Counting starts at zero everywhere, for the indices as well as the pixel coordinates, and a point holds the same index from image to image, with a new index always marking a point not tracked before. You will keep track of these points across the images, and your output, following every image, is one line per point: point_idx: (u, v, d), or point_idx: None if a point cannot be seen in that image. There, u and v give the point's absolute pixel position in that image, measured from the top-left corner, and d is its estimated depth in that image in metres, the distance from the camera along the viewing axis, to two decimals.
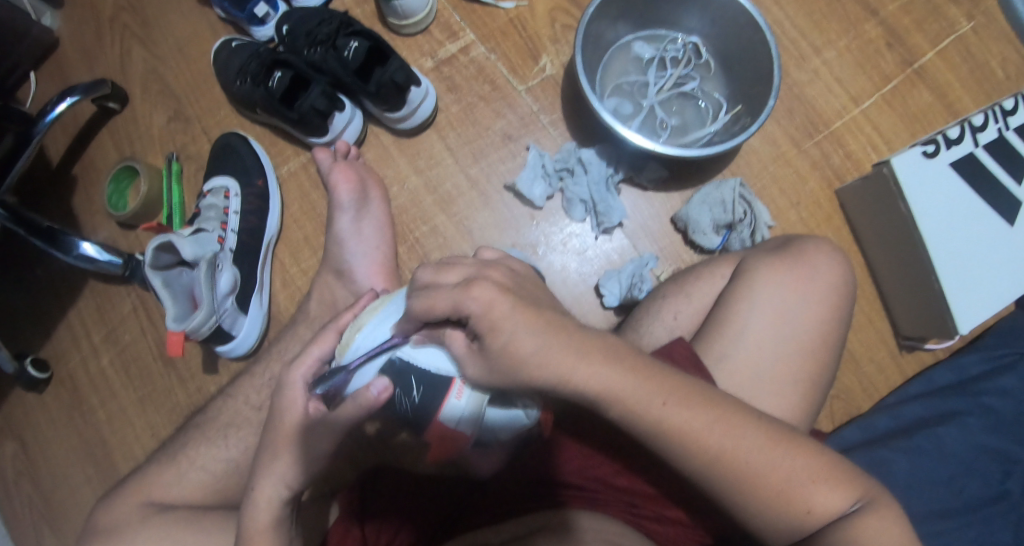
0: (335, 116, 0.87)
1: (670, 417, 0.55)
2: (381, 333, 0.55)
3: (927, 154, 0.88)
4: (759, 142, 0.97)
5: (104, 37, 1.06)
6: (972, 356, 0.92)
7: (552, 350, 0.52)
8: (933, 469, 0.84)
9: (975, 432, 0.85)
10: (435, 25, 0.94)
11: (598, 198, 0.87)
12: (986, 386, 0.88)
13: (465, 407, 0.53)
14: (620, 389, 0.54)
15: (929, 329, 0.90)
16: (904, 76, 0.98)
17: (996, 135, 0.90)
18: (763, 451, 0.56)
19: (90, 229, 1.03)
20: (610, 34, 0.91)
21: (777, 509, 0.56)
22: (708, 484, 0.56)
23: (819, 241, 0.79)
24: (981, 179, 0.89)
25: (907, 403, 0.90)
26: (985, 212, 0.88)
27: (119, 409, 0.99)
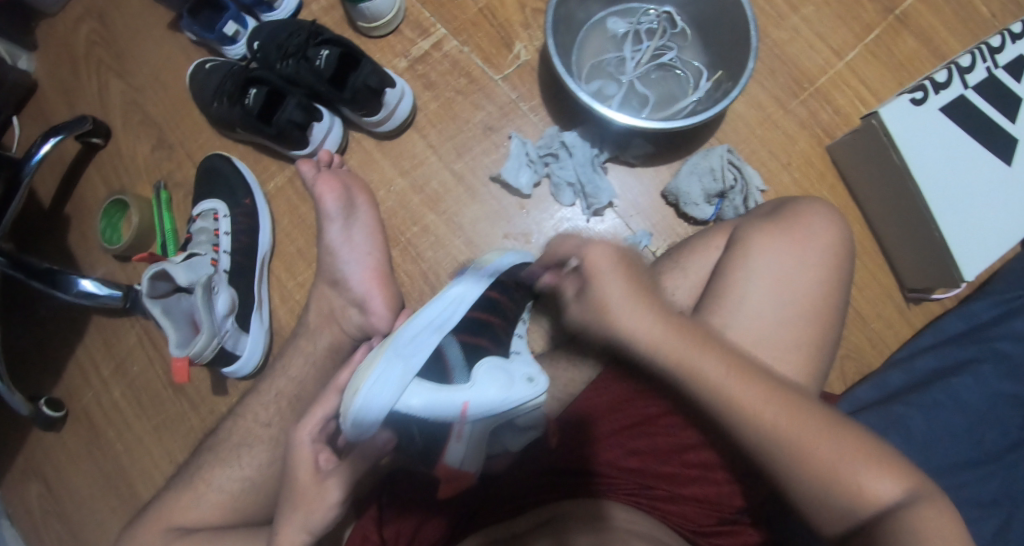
0: (313, 127, 0.88)
1: (731, 384, 0.54)
2: (389, 386, 0.60)
3: (915, 101, 0.86)
4: (744, 106, 0.95)
5: (82, 73, 1.07)
6: (981, 301, 0.90)
7: (640, 312, 0.55)
8: (951, 421, 0.83)
9: (990, 379, 0.84)
10: (405, 24, 0.94)
11: (585, 179, 0.86)
12: (998, 331, 0.86)
13: (468, 450, 0.64)
14: (683, 349, 0.55)
15: (933, 278, 0.89)
16: (887, 24, 0.96)
17: (985, 75, 0.88)
18: (814, 430, 0.53)
19: (89, 265, 1.04)
20: (581, 13, 0.89)
21: (832, 488, 0.52)
22: (763, 459, 0.54)
23: (813, 202, 0.78)
24: (973, 121, 0.87)
25: (919, 356, 0.89)
26: (981, 153, 0.86)
27: (136, 440, 1.00)
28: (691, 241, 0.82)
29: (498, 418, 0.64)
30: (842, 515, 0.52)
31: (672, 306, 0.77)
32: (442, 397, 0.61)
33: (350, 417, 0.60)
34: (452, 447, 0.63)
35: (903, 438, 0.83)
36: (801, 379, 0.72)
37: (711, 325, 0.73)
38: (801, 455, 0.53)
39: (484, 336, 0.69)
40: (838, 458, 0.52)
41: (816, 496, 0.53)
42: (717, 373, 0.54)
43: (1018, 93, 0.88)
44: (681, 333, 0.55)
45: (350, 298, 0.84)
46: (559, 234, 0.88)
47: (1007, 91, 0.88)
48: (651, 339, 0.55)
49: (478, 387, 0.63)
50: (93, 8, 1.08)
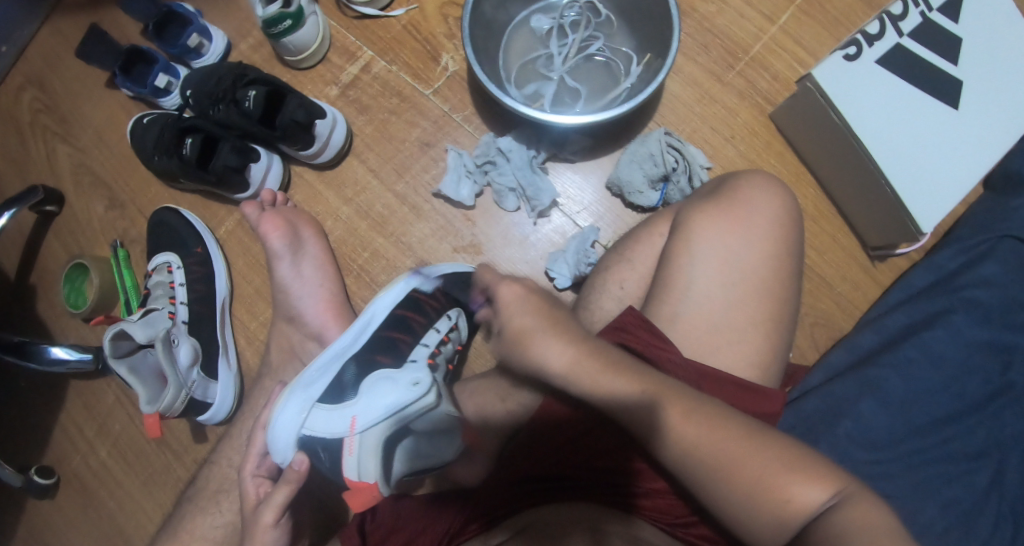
0: (251, 167, 0.88)
1: (643, 404, 0.56)
2: (291, 416, 0.70)
3: (849, 57, 0.82)
4: (680, 86, 0.92)
5: (28, 142, 1.08)
6: (946, 250, 0.82)
7: (549, 337, 0.58)
8: (928, 379, 0.74)
9: (964, 329, 0.75)
10: (332, 51, 0.94)
11: (525, 182, 0.86)
12: (966, 278, 0.77)
13: (359, 458, 0.67)
14: (594, 376, 0.57)
15: (894, 235, 0.85)
16: None
17: (920, 20, 0.83)
18: (729, 441, 0.53)
19: (60, 331, 1.05)
20: (502, 16, 0.89)
21: (756, 503, 0.52)
22: (685, 475, 0.54)
23: (754, 176, 0.77)
24: (912, 70, 0.83)
25: (889, 313, 0.80)
26: (925, 101, 0.82)
27: (128, 497, 1.01)
28: (636, 232, 0.81)
29: (387, 426, 0.68)
30: (768, 529, 0.51)
31: (622, 299, 0.76)
32: (335, 416, 0.69)
33: (274, 449, 0.71)
34: (349, 461, 0.67)
35: (878, 401, 0.73)
36: (757, 359, 0.69)
37: (659, 316, 0.71)
38: (721, 472, 0.53)
39: (384, 353, 0.79)
40: (757, 471, 0.52)
41: (740, 514, 0.52)
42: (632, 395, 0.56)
43: (956, 34, 0.83)
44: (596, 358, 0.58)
45: (308, 331, 0.84)
46: (509, 240, 0.88)
47: (944, 34, 0.83)
48: (564, 370, 0.58)
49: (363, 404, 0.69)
50: (32, 76, 1.09)
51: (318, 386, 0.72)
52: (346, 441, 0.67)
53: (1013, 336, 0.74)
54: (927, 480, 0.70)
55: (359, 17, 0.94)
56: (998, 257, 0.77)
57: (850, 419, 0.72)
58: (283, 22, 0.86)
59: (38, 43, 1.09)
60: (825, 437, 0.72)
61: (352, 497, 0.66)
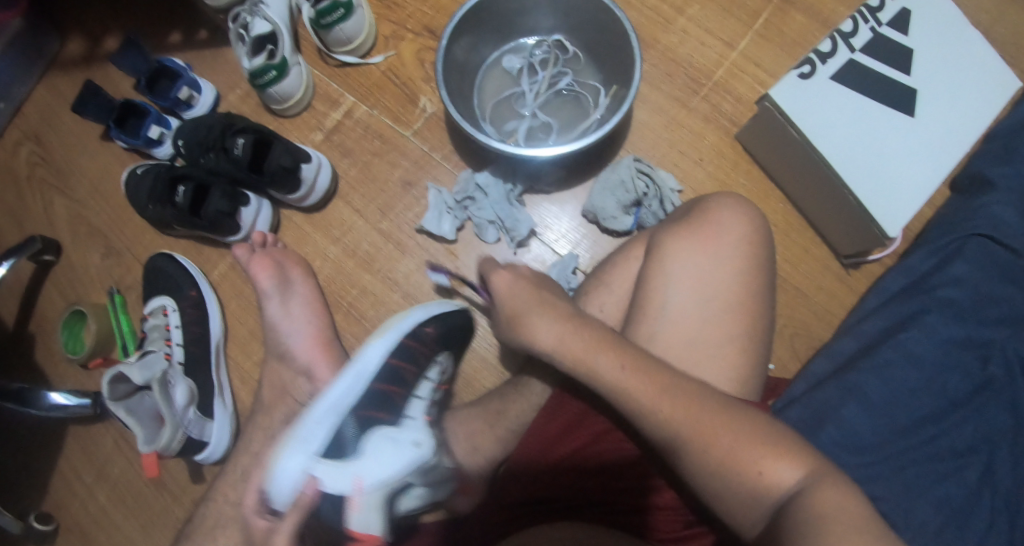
0: (242, 211, 0.92)
1: (623, 382, 0.60)
2: (293, 469, 0.62)
3: (803, 76, 0.86)
4: (647, 114, 0.96)
5: (26, 196, 1.12)
6: (917, 254, 0.85)
7: (551, 321, 0.65)
8: (907, 379, 0.76)
9: (940, 328, 0.78)
10: (316, 99, 0.99)
11: (504, 215, 0.89)
12: (938, 280, 0.81)
13: (367, 520, 0.62)
14: (582, 350, 0.63)
15: (864, 242, 0.87)
16: (771, 8, 0.99)
17: (871, 35, 0.88)
18: (703, 415, 0.57)
19: (57, 377, 1.07)
20: (474, 58, 0.94)
21: (722, 475, 0.55)
22: (665, 449, 0.59)
23: (722, 198, 0.80)
24: (867, 82, 0.87)
25: (866, 319, 0.83)
26: (882, 110, 0.87)
27: (126, 541, 1.02)
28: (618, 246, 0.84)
29: (391, 484, 0.65)
30: (744, 503, 0.55)
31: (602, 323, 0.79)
32: (343, 474, 0.63)
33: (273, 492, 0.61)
34: (354, 519, 0.62)
35: (862, 404, 0.75)
36: (738, 371, 0.71)
37: (638, 337, 0.74)
38: (694, 445, 0.57)
39: (382, 408, 0.73)
40: (725, 445, 0.56)
41: (717, 490, 0.56)
42: (611, 367, 0.61)
43: (907, 47, 0.89)
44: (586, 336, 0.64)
45: (298, 368, 0.87)
46: None
47: (895, 46, 0.89)
48: (553, 343, 0.64)
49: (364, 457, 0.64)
50: (28, 132, 1.13)
51: (316, 439, 0.65)
52: (352, 500, 0.62)
53: (986, 331, 0.78)
54: (915, 479, 0.72)
55: (341, 65, 1.00)
56: (967, 257, 0.81)
57: (834, 424, 0.74)
58: (268, 73, 0.91)
59: (32, 100, 1.14)
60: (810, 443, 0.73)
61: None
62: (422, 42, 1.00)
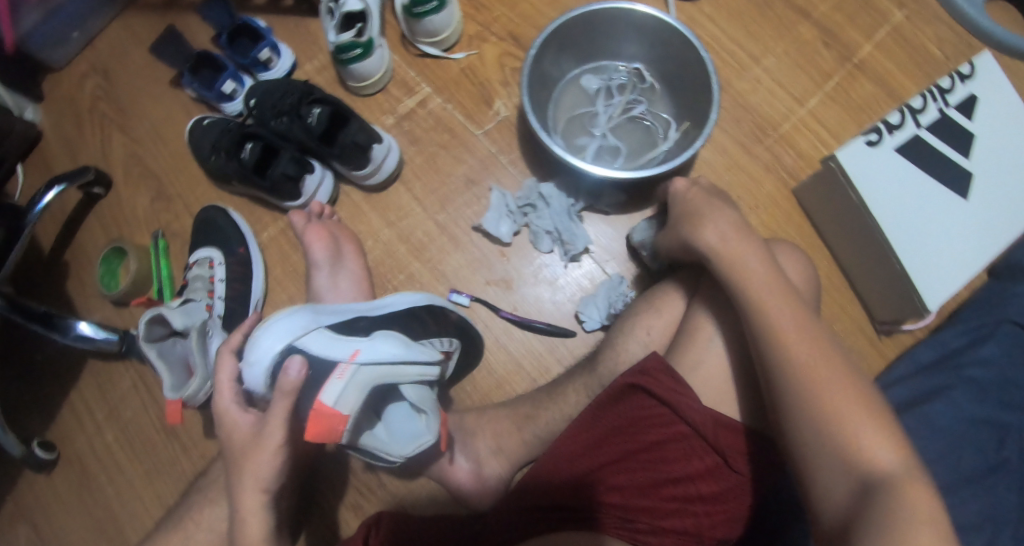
0: (306, 178, 0.93)
1: (772, 310, 0.64)
2: (291, 325, 0.65)
3: (871, 144, 0.88)
4: (711, 153, 0.98)
5: (85, 128, 1.13)
6: (950, 331, 0.87)
7: (720, 231, 0.70)
8: (925, 447, 0.79)
9: (963, 404, 0.80)
10: (392, 83, 1.01)
11: (562, 228, 0.92)
12: (967, 358, 0.83)
13: (344, 387, 0.60)
14: (738, 265, 0.68)
15: (902, 311, 0.88)
16: (845, 72, 1.01)
17: (938, 115, 0.91)
18: (831, 367, 0.61)
19: (85, 310, 1.07)
20: (555, 71, 0.96)
21: (828, 441, 0.58)
22: (778, 383, 0.62)
23: (781, 246, 0.81)
24: (928, 159, 0.90)
25: (892, 386, 0.85)
26: (938, 189, 0.89)
27: (127, 484, 1.02)
28: (672, 195, 0.77)
29: (384, 373, 0.64)
30: (832, 464, 0.57)
31: (647, 345, 0.80)
32: (338, 344, 0.64)
33: (247, 361, 0.65)
34: (332, 384, 0.60)
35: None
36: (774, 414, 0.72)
37: (682, 365, 0.75)
38: (809, 397, 0.59)
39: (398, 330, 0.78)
40: (839, 406, 0.58)
41: (813, 444, 0.59)
42: (771, 308, 0.64)
43: (970, 131, 0.91)
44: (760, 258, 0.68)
45: None
46: (539, 280, 0.93)
47: (958, 129, 0.91)
48: (713, 242, 0.70)
49: (369, 341, 0.65)
50: (98, 67, 1.15)
51: (328, 318, 0.69)
52: (340, 367, 0.61)
53: (1008, 415, 0.79)
54: None
55: (422, 55, 1.01)
56: (998, 340, 0.83)
57: None
58: (354, 50, 0.93)
59: (107, 35, 1.15)
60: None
61: (314, 423, 0.58)
62: (504, 47, 1.02)
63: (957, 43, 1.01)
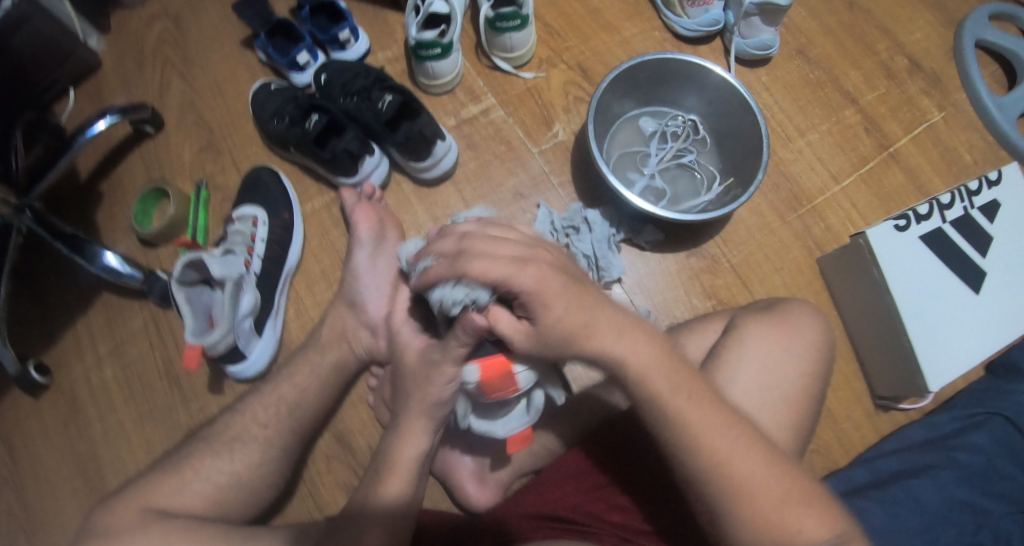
0: (364, 159, 0.96)
1: (685, 411, 0.65)
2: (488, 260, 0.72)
3: (899, 228, 0.96)
4: (747, 212, 1.04)
5: (146, 67, 1.15)
6: (945, 414, 0.96)
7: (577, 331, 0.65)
8: (908, 518, 0.85)
9: (947, 484, 0.87)
10: (459, 88, 1.05)
11: (600, 254, 0.96)
12: (958, 443, 0.91)
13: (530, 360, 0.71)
14: (662, 371, 0.66)
15: (904, 389, 0.96)
16: (880, 159, 1.09)
17: (962, 212, 1.00)
18: (759, 465, 0.64)
19: (111, 242, 1.07)
20: (617, 108, 1.02)
21: (757, 526, 0.63)
22: (704, 484, 0.65)
23: (803, 306, 0.87)
24: (948, 251, 0.98)
25: (884, 457, 0.93)
26: (955, 281, 0.97)
27: (116, 423, 1.01)
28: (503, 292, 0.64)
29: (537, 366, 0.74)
30: None
31: None
32: None
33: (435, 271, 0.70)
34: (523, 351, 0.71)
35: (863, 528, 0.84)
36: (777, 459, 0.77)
37: None
38: (734, 487, 0.64)
39: None
40: (773, 500, 0.63)
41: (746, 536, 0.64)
42: (672, 400, 0.65)
43: (989, 233, 1.00)
44: (631, 349, 0.67)
45: (365, 321, 0.91)
46: None
47: (978, 228, 1.00)
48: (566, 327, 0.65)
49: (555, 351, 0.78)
50: (170, 12, 1.17)
51: None
52: None
53: (986, 501, 0.87)
54: None
55: (492, 67, 1.06)
56: (986, 430, 0.92)
57: None
58: (433, 49, 0.97)
59: None
60: None
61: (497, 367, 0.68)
62: (570, 75, 1.07)
63: (986, 150, 1.10)
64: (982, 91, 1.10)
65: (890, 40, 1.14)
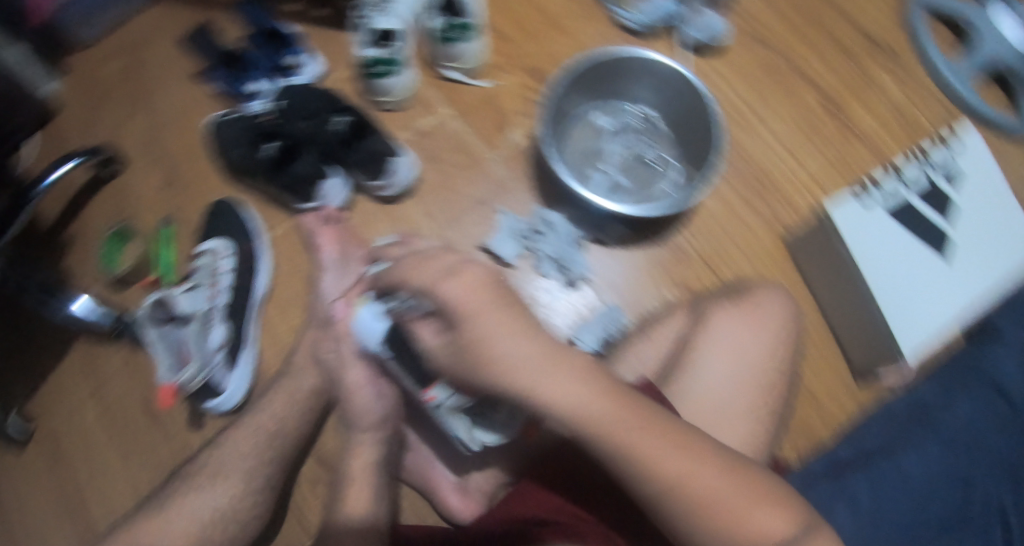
0: (322, 182, 0.97)
1: (598, 412, 0.58)
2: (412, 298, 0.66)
3: (860, 200, 0.95)
4: (712, 199, 1.04)
5: (102, 106, 1.13)
6: (927, 383, 0.97)
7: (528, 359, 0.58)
8: (897, 496, 0.88)
9: (932, 456, 0.91)
10: (414, 101, 1.05)
11: (564, 254, 0.97)
12: (941, 412, 0.94)
13: None
14: (564, 381, 0.58)
15: (880, 359, 0.95)
16: (842, 133, 1.08)
17: (925, 179, 0.99)
18: (711, 472, 0.58)
19: (81, 287, 1.07)
20: (572, 106, 1.01)
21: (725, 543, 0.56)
22: (662, 509, 0.57)
23: (767, 286, 0.89)
24: (914, 219, 0.97)
25: (866, 431, 0.95)
26: (923, 249, 0.96)
27: (103, 466, 1.00)
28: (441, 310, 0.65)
29: None
30: None
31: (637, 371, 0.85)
32: None
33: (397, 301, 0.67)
34: None
35: (850, 508, 0.87)
36: (751, 446, 0.77)
37: (668, 392, 0.79)
38: (695, 508, 0.56)
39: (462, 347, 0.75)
40: (737, 507, 0.56)
41: None
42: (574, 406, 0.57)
43: (955, 197, 1.00)
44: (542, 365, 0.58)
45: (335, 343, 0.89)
46: (537, 304, 0.97)
47: (943, 195, 0.99)
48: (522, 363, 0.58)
49: None
50: (124, 48, 1.15)
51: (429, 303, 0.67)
52: None
53: (974, 469, 0.90)
54: None
55: (445, 78, 1.06)
56: (968, 398, 0.94)
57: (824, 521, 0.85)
58: (381, 66, 0.98)
59: (138, 22, 1.16)
60: None
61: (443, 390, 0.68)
62: (524, 79, 1.07)
63: (948, 115, 1.10)
64: (940, 56, 1.10)
65: (844, 10, 1.13)
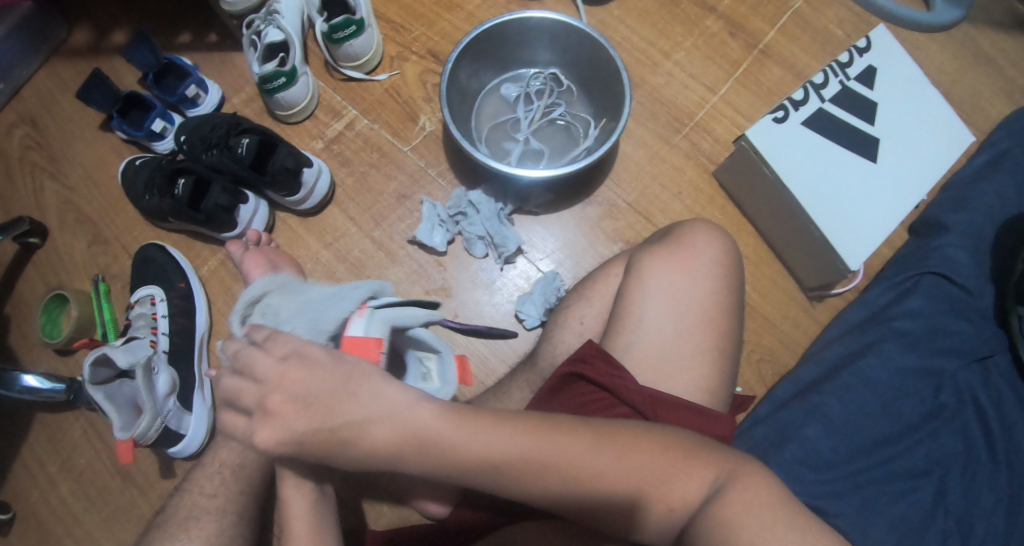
0: (240, 209, 0.96)
1: (467, 447, 0.56)
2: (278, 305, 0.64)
3: (778, 120, 0.95)
4: (632, 147, 1.03)
5: (16, 177, 1.11)
6: (876, 289, 0.98)
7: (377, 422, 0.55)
8: (865, 402, 0.88)
9: (895, 356, 0.90)
10: (319, 109, 1.04)
11: (493, 231, 0.96)
12: (894, 312, 0.93)
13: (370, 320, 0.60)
14: (421, 429, 0.56)
15: (826, 276, 0.95)
16: (752, 57, 1.08)
17: (839, 87, 1.00)
18: (604, 458, 0.57)
19: (30, 362, 1.06)
20: (475, 82, 1.00)
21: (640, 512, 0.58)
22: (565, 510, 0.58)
23: (697, 224, 0.86)
24: (834, 129, 0.98)
25: (827, 348, 0.95)
26: (848, 155, 0.98)
27: (86, 533, 1.00)
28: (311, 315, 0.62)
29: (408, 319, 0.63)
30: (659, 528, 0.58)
31: (582, 333, 0.85)
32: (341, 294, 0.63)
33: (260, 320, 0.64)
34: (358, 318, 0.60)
35: (822, 425, 0.87)
36: (706, 383, 0.78)
37: (615, 347, 0.79)
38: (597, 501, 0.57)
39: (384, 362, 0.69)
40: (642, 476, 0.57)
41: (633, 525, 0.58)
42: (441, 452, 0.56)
43: (871, 99, 1.01)
44: (410, 436, 0.56)
45: None
46: (477, 284, 0.97)
47: (860, 99, 1.01)
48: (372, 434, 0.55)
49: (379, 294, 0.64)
50: (25, 115, 1.13)
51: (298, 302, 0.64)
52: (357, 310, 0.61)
53: (938, 361, 0.90)
54: (871, 500, 0.83)
55: (346, 79, 1.04)
56: (922, 292, 0.93)
57: (797, 443, 0.86)
58: (278, 79, 0.95)
59: (34, 85, 1.14)
60: (776, 460, 0.85)
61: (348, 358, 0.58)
62: (425, 65, 1.05)
63: (853, 21, 1.09)
64: None
65: None
